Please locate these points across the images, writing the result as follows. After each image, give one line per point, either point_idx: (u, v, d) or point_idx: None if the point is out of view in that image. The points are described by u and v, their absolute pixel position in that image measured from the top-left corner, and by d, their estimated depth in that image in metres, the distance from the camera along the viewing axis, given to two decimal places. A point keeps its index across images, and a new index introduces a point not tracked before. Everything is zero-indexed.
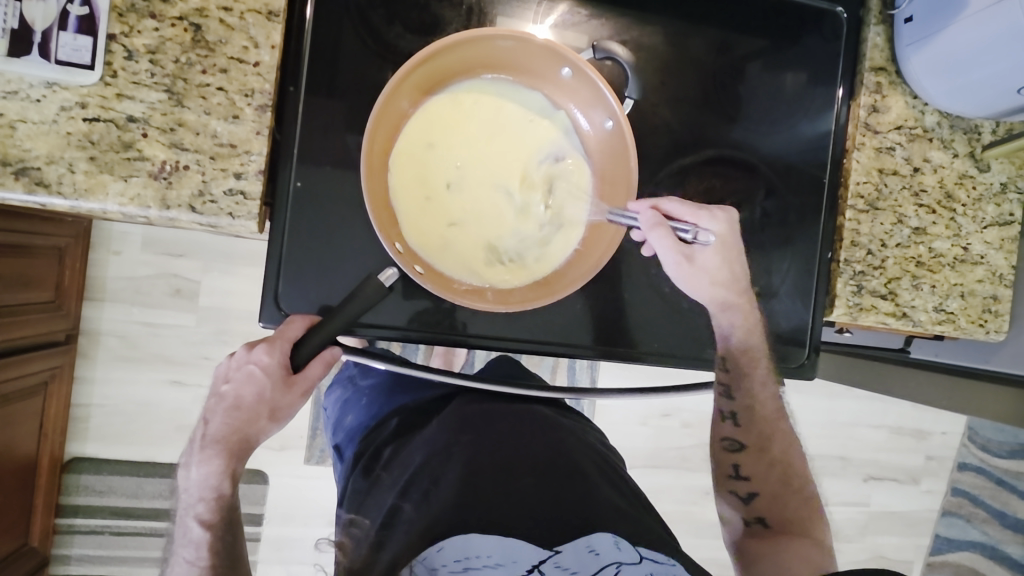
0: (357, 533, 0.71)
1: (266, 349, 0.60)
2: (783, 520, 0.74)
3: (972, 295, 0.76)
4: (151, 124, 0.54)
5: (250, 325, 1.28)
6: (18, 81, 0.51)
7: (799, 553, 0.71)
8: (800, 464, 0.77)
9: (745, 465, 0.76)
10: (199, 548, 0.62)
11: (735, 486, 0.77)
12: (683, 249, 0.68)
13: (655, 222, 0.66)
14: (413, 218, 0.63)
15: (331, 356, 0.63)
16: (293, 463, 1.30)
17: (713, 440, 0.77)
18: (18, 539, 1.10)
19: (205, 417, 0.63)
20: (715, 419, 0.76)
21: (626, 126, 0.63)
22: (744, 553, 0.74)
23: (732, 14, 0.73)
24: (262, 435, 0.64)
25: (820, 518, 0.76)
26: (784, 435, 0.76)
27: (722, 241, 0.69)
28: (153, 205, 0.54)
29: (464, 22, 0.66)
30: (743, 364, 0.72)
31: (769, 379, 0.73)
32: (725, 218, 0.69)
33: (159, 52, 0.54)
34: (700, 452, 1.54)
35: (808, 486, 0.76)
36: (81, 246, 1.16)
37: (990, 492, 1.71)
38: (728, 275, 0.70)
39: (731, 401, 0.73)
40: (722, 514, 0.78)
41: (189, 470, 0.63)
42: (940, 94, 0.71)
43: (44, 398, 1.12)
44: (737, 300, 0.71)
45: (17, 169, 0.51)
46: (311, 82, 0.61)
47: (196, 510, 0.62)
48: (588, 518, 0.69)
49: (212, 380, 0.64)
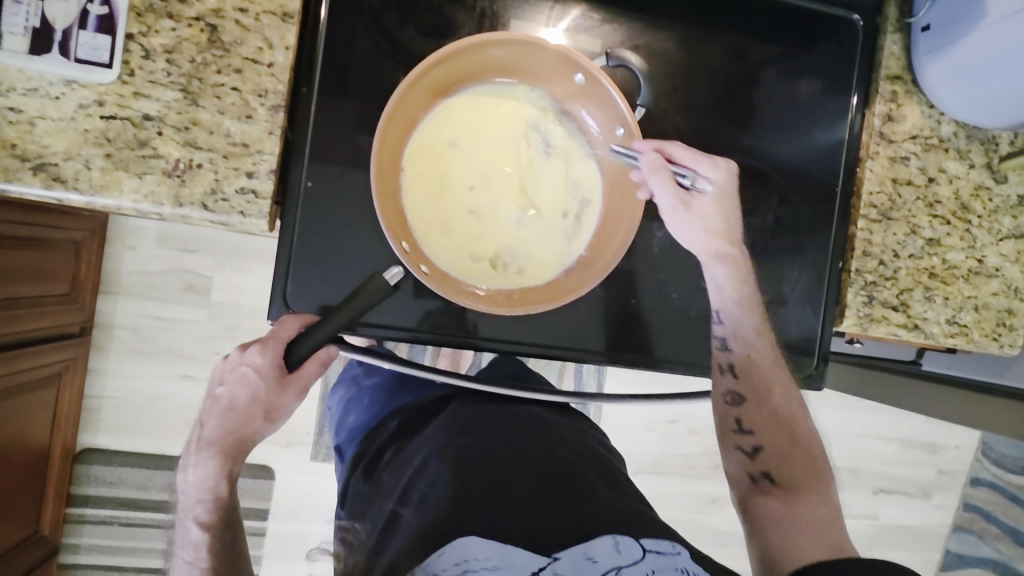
0: (358, 538, 0.74)
1: (259, 350, 0.61)
2: (790, 478, 0.70)
3: (986, 308, 0.75)
4: (166, 122, 0.55)
5: (260, 322, 1.29)
6: (38, 79, 0.52)
7: (807, 521, 0.67)
8: (806, 419, 0.72)
9: (749, 418, 0.71)
10: (198, 550, 0.63)
11: (740, 441, 0.72)
12: (680, 194, 0.67)
13: (656, 165, 0.64)
14: (421, 220, 0.63)
15: (326, 355, 0.63)
16: (299, 460, 1.31)
17: (715, 397, 0.71)
18: (29, 527, 1.12)
19: (201, 419, 0.64)
20: (714, 373, 0.71)
21: (636, 134, 0.64)
22: (756, 515, 0.70)
23: (747, 20, 0.72)
24: (259, 436, 0.65)
25: (827, 475, 0.72)
26: (786, 385, 0.71)
27: (720, 192, 0.68)
28: (166, 202, 0.55)
29: (477, 26, 0.66)
30: (738, 315, 0.69)
31: (765, 331, 0.70)
32: (725, 169, 0.68)
33: (175, 52, 0.55)
34: (706, 460, 1.53)
35: (811, 440, 0.73)
36: (97, 241, 1.18)
37: (1004, 508, 1.67)
38: (723, 226, 0.69)
39: (729, 351, 0.70)
40: (727, 468, 0.74)
41: (186, 472, 0.64)
42: (956, 104, 0.70)
43: (58, 389, 1.14)
44: (728, 251, 0.69)
45: (36, 165, 0.52)
46: (324, 83, 0.62)
47: (194, 512, 0.64)
48: (583, 522, 0.68)
49: (207, 383, 0.64)
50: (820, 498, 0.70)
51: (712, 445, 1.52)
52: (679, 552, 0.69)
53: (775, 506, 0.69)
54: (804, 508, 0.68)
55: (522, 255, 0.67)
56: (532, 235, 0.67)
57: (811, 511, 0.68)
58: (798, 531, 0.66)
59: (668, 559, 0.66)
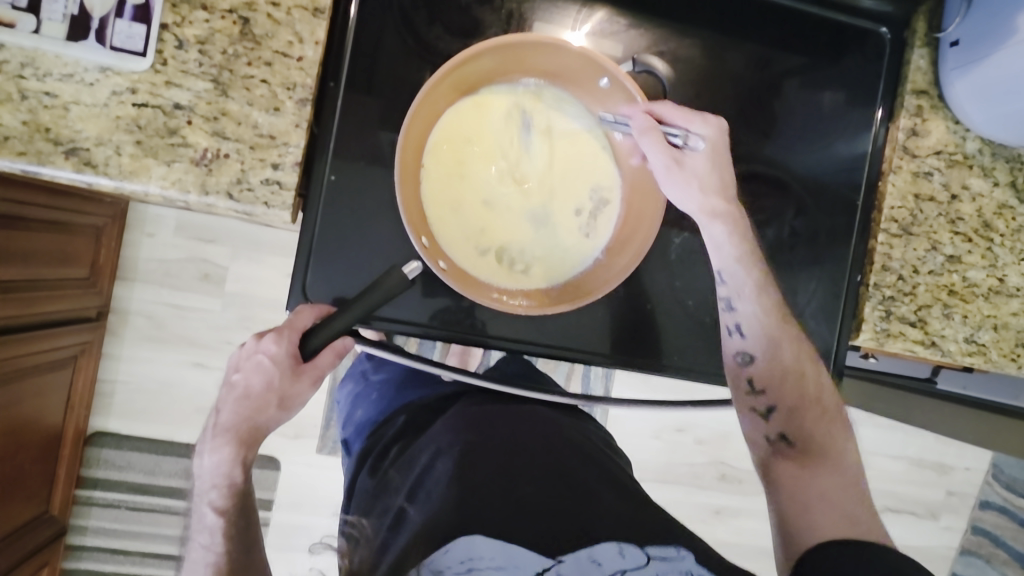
0: (367, 532, 0.74)
1: (275, 339, 0.62)
2: (805, 437, 0.71)
3: (1004, 328, 0.74)
4: (196, 112, 0.56)
5: (273, 313, 1.30)
6: (74, 65, 0.53)
7: (824, 489, 0.69)
8: (817, 372, 0.70)
9: (760, 378, 0.70)
10: (214, 534, 0.65)
11: (754, 404, 0.71)
12: (673, 152, 0.65)
13: (647, 127, 0.63)
14: (440, 217, 0.64)
15: (342, 346, 0.65)
16: (305, 452, 1.32)
17: (725, 356, 0.71)
18: (41, 506, 1.13)
19: (218, 405, 0.65)
20: (723, 334, 0.70)
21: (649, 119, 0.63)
22: (772, 473, 0.72)
23: (774, 30, 0.72)
24: (272, 425, 0.65)
25: (841, 428, 0.72)
26: (795, 346, 0.69)
27: (713, 148, 0.66)
28: (193, 190, 0.56)
29: (504, 26, 0.66)
30: (740, 274, 0.68)
31: (766, 285, 0.68)
32: (715, 125, 0.66)
33: (207, 43, 0.56)
34: (711, 470, 1.52)
35: (826, 393, 0.70)
36: (117, 227, 1.19)
37: (1012, 533, 1.66)
38: (718, 181, 0.67)
39: (734, 311, 0.69)
40: (744, 430, 0.73)
41: (202, 457, 0.65)
42: (982, 121, 0.70)
43: (73, 372, 1.16)
44: (725, 209, 0.67)
45: (68, 149, 0.53)
46: (351, 79, 0.62)
47: (210, 497, 0.65)
48: (587, 526, 0.69)
49: (224, 370, 0.66)
50: (833, 455, 0.71)
51: (718, 455, 1.52)
52: (683, 558, 0.67)
53: (793, 467, 0.71)
54: (820, 470, 0.70)
55: (538, 255, 0.67)
56: (548, 233, 0.67)
57: (825, 473, 0.70)
58: (812, 501, 0.69)
59: (671, 565, 0.65)
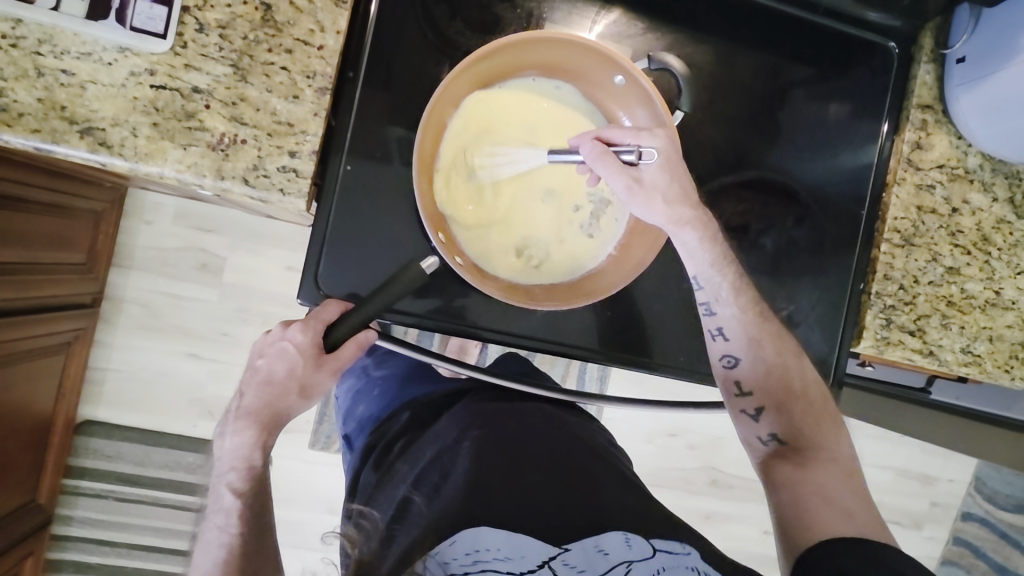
0: (367, 525, 0.70)
1: (300, 328, 0.62)
2: (797, 435, 0.71)
3: (999, 340, 0.75)
4: (214, 96, 0.55)
5: (270, 306, 1.29)
6: (92, 44, 0.53)
7: (821, 491, 0.67)
8: (802, 366, 0.71)
9: (746, 379, 0.71)
10: (230, 515, 0.64)
11: (743, 405, 0.72)
12: (629, 172, 0.63)
13: (598, 154, 0.61)
14: (453, 212, 0.64)
15: (365, 339, 0.63)
16: (298, 446, 1.31)
17: (711, 362, 0.71)
18: (26, 494, 1.11)
19: (241, 390, 0.66)
20: (707, 339, 0.71)
21: (598, 146, 0.61)
22: (770, 475, 0.71)
23: (785, 41, 0.74)
24: (294, 412, 0.66)
25: (834, 422, 0.71)
26: (777, 341, 0.70)
27: (667, 157, 0.63)
28: (208, 174, 0.55)
29: (522, 25, 0.67)
30: (715, 278, 0.68)
31: (741, 285, 0.69)
32: (665, 135, 0.64)
33: (228, 28, 0.56)
34: (702, 475, 1.53)
35: (812, 387, 0.71)
36: (115, 213, 1.17)
37: (993, 545, 1.69)
38: (680, 189, 0.64)
39: (714, 316, 0.69)
40: (741, 436, 0.74)
41: (223, 439, 0.66)
42: (985, 136, 0.71)
43: (65, 358, 1.14)
44: (693, 215, 0.65)
45: (83, 129, 0.53)
46: (368, 73, 0.63)
47: (228, 479, 0.65)
48: (594, 519, 0.68)
49: (248, 354, 0.67)
50: (829, 451, 0.70)
51: (709, 460, 1.53)
52: (688, 553, 0.67)
53: (789, 467, 0.69)
54: (816, 469, 0.69)
55: (550, 250, 0.68)
56: (558, 230, 0.68)
57: (821, 472, 0.68)
58: (808, 500, 0.66)
59: (677, 560, 0.65)
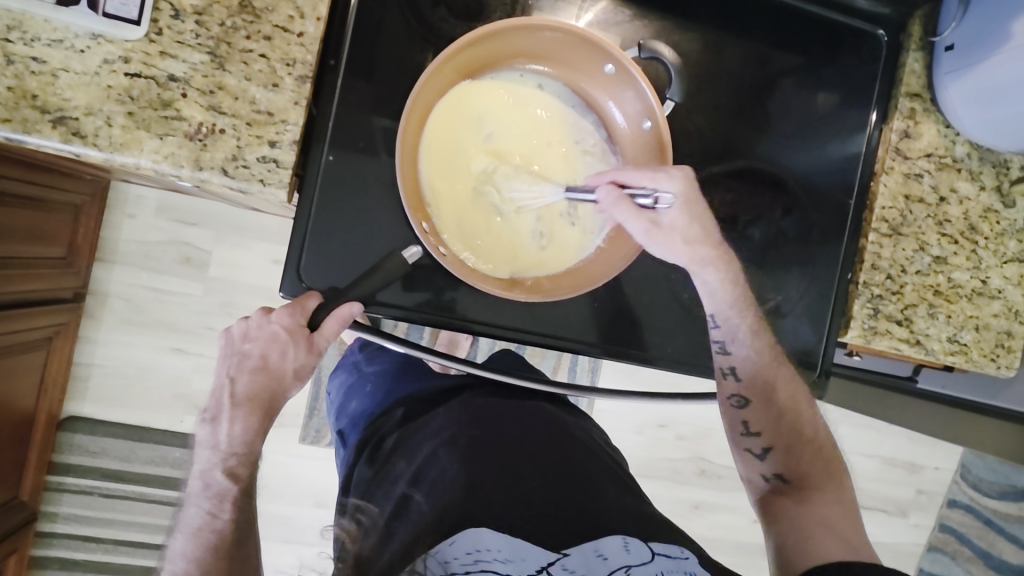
0: (367, 521, 0.70)
1: (288, 312, 0.61)
2: (802, 475, 0.72)
3: (986, 329, 0.76)
4: (191, 84, 0.54)
5: (256, 300, 1.28)
6: (64, 31, 0.51)
7: (823, 522, 0.67)
8: (814, 415, 0.72)
9: (755, 420, 0.72)
10: (222, 501, 0.63)
11: (748, 444, 0.74)
12: (647, 215, 0.64)
13: (614, 199, 0.62)
14: (439, 202, 0.63)
15: (346, 313, 0.61)
16: (287, 441, 1.30)
17: (721, 401, 0.73)
18: (9, 491, 1.10)
19: (229, 376, 0.63)
20: (719, 377, 0.71)
21: (613, 194, 0.62)
22: (769, 510, 0.71)
23: (774, 29, 0.73)
24: (288, 394, 0.65)
25: (839, 467, 0.73)
26: (790, 383, 0.71)
27: (685, 199, 0.63)
28: (186, 165, 0.54)
29: (508, 12, 0.66)
30: (734, 319, 0.68)
31: (760, 328, 0.70)
32: (682, 175, 0.63)
33: (205, 14, 0.54)
34: (691, 466, 1.54)
35: (821, 434, 0.73)
36: (96, 206, 1.15)
37: (977, 531, 1.72)
38: (699, 230, 0.66)
39: (729, 355, 0.70)
40: (744, 472, 0.75)
41: (216, 426, 0.63)
42: (973, 126, 0.70)
43: (46, 354, 1.12)
44: (714, 254, 0.67)
45: (55, 118, 0.51)
46: (351, 60, 0.61)
47: (223, 464, 0.63)
48: (598, 523, 0.68)
49: (229, 339, 0.64)
50: (831, 492, 0.70)
51: (698, 450, 1.53)
52: (687, 557, 0.67)
53: (790, 504, 0.70)
54: (819, 506, 0.69)
55: (540, 240, 0.67)
56: (545, 220, 0.67)
57: (822, 507, 0.69)
58: (811, 531, 0.67)
59: (676, 564, 0.64)
